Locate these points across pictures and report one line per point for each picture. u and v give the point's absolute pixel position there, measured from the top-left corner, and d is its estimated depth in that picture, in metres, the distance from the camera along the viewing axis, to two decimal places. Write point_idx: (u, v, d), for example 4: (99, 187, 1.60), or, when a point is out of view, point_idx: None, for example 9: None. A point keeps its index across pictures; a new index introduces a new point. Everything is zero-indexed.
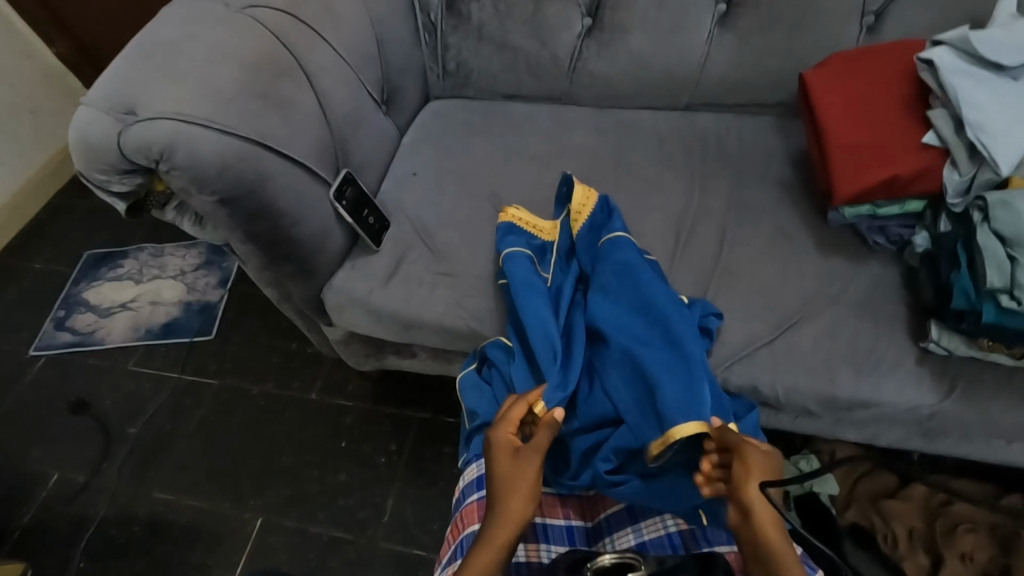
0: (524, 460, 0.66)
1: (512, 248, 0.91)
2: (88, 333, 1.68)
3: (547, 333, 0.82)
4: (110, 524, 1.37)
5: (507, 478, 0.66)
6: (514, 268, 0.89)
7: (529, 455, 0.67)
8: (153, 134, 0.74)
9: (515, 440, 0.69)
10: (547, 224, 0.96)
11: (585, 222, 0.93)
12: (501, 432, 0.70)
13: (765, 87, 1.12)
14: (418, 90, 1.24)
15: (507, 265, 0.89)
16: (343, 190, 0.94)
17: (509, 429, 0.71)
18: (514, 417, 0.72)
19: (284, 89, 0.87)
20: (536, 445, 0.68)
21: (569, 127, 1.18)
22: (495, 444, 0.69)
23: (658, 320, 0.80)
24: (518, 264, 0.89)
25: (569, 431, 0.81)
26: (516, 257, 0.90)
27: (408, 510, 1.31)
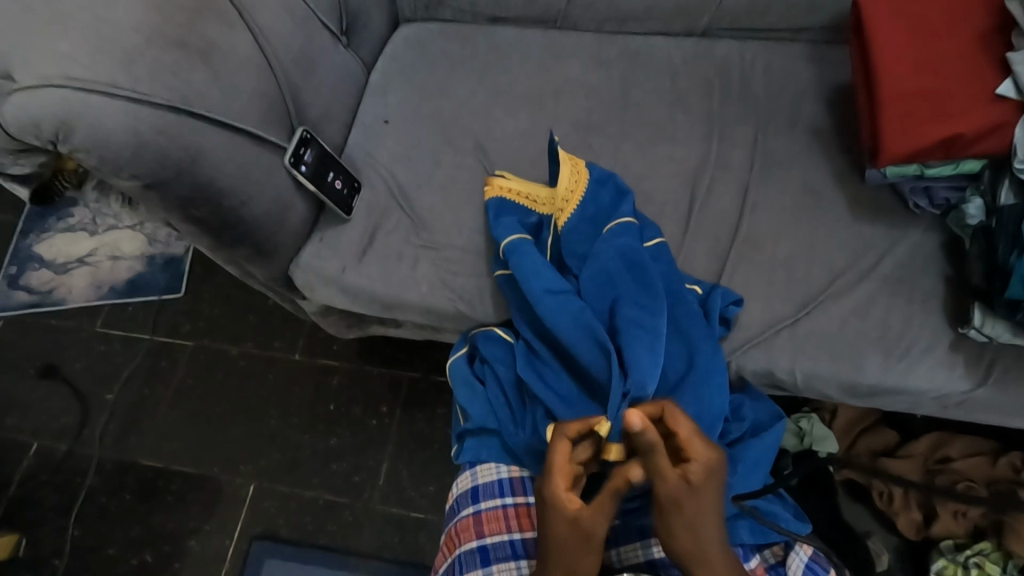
0: (589, 532, 0.58)
1: (514, 236, 0.80)
2: (46, 292, 1.55)
3: (578, 337, 0.74)
4: (100, 491, 1.35)
5: (569, 549, 0.59)
6: (520, 260, 0.78)
7: (592, 531, 0.58)
8: (39, 107, 0.58)
9: (573, 500, 0.59)
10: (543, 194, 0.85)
11: (579, 208, 0.82)
12: (555, 491, 0.59)
13: (799, 8, 0.94)
14: (383, 13, 1.03)
15: (511, 256, 0.78)
16: (301, 153, 0.79)
17: (564, 485, 0.59)
18: (570, 469, 0.60)
19: (209, 31, 0.69)
20: (600, 510, 0.58)
21: (565, 59, 1.00)
22: (549, 504, 0.59)
23: (676, 320, 0.76)
24: (527, 253, 0.78)
25: None
26: (520, 247, 0.79)
27: (403, 473, 1.29)
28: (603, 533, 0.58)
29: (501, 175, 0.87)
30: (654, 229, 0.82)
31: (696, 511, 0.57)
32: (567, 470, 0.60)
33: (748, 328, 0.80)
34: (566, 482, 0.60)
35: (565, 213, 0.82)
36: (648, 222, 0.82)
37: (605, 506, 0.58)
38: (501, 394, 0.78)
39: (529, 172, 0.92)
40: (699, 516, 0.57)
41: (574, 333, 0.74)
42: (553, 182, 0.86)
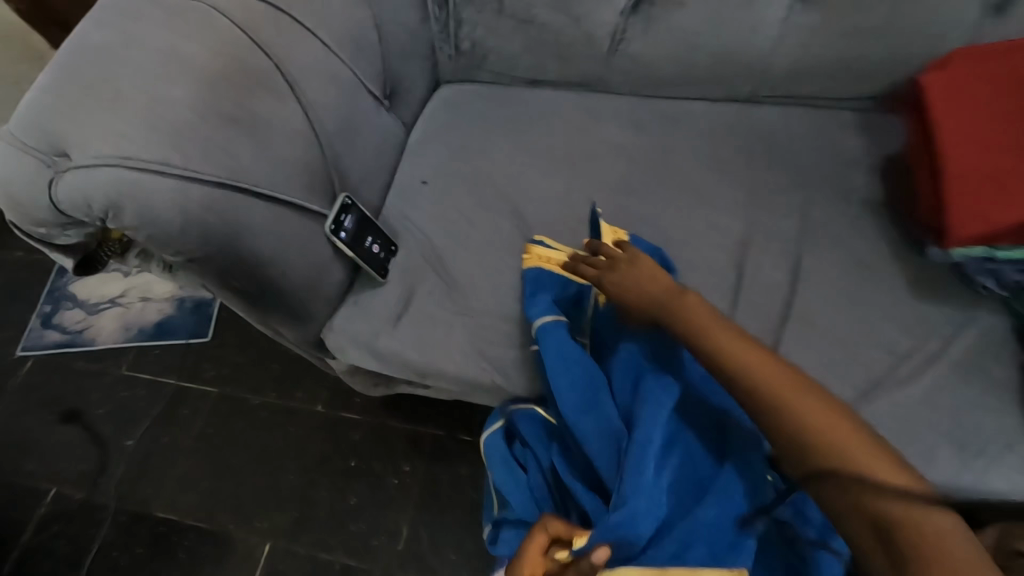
0: None
1: (547, 317, 0.78)
2: (77, 332, 1.57)
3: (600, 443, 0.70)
4: (113, 543, 1.31)
5: None
6: (551, 349, 0.75)
7: None
8: (92, 187, 0.59)
9: None
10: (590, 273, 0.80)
11: None
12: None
13: (849, 77, 0.91)
14: (424, 75, 1.04)
15: (542, 345, 0.76)
16: (341, 220, 0.79)
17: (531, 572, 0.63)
18: (536, 557, 0.63)
19: (258, 104, 0.69)
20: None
21: (605, 123, 0.99)
22: None
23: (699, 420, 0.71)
24: (561, 342, 0.75)
25: None
26: (555, 330, 0.76)
27: (423, 538, 1.23)
28: None
29: (538, 243, 0.86)
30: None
31: (639, 285, 0.75)
32: (539, 561, 0.63)
33: None
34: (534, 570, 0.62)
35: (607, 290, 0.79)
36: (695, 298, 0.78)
37: None
38: (542, 482, 0.75)
39: (568, 238, 0.90)
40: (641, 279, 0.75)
41: (590, 431, 0.71)
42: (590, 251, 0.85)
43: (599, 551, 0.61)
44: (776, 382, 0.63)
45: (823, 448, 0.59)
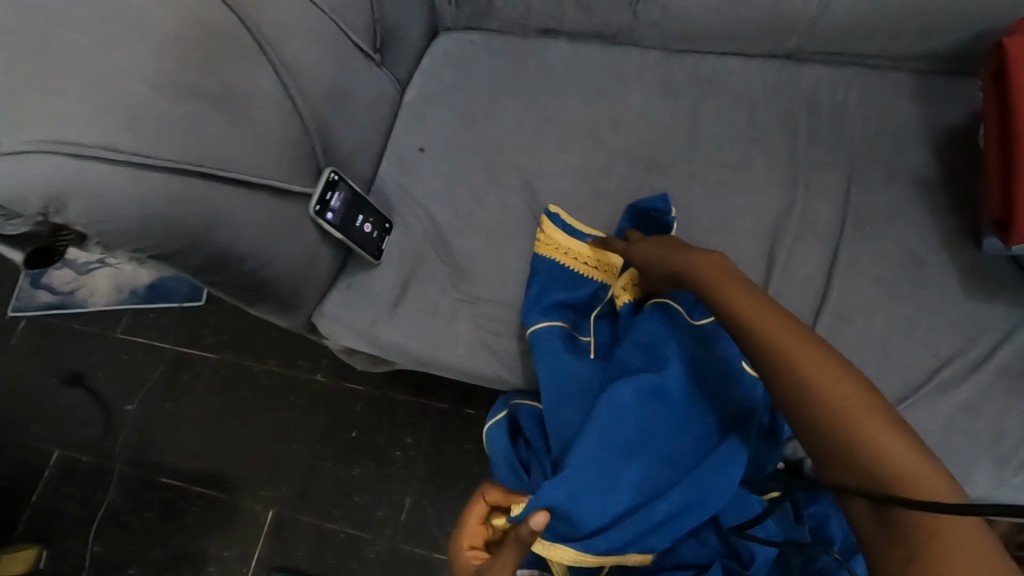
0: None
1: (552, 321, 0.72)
2: (68, 293, 1.51)
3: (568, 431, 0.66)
4: (121, 507, 1.32)
5: None
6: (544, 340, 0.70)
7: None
8: (25, 175, 0.49)
9: None
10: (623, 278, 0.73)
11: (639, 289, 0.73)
12: None
13: (914, 32, 0.79)
14: (422, 23, 0.91)
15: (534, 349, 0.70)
16: (328, 199, 0.70)
17: None
18: None
19: (225, 69, 0.59)
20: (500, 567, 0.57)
21: (628, 83, 0.87)
22: None
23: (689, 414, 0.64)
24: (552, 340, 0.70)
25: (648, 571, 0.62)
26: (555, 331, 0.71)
27: (427, 511, 1.22)
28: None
29: (552, 225, 0.78)
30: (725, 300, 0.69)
31: (653, 257, 0.68)
32: (478, 530, 0.66)
33: None
34: None
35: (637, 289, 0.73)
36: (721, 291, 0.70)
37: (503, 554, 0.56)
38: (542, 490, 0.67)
39: (583, 217, 0.81)
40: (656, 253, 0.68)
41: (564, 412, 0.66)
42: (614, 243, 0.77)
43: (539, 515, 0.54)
44: (776, 328, 0.53)
45: (817, 397, 0.49)
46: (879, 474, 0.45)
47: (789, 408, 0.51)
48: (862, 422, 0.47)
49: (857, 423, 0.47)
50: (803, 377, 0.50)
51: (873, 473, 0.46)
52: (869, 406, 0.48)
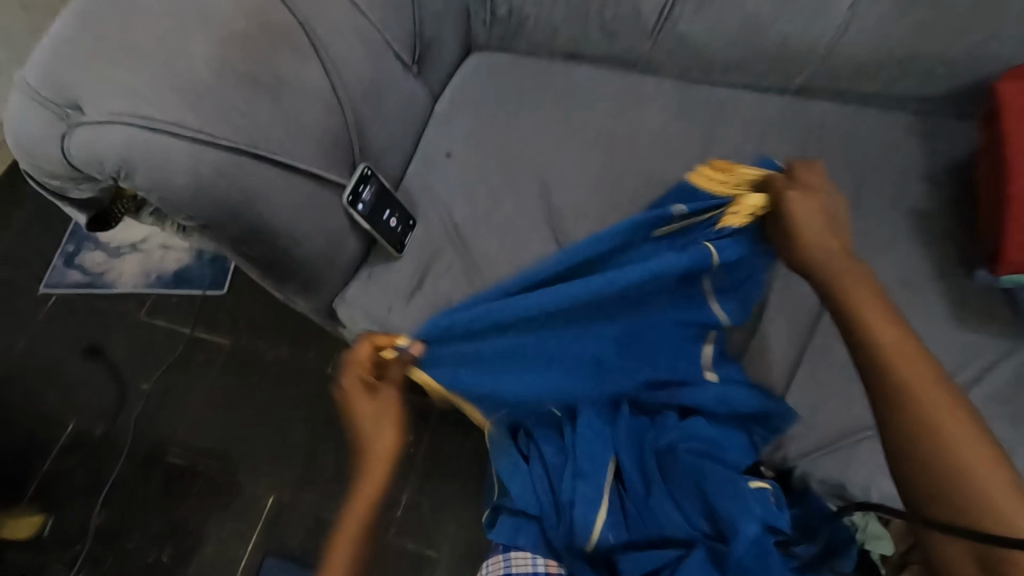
0: (384, 411, 0.61)
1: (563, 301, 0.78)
2: (99, 274, 1.58)
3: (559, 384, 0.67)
4: (126, 480, 1.36)
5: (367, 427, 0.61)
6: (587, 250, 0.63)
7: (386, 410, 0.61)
8: (101, 142, 0.56)
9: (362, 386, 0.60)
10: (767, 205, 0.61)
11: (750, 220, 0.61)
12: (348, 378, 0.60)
13: (916, 74, 0.84)
14: (457, 40, 0.99)
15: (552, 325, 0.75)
16: (361, 191, 0.76)
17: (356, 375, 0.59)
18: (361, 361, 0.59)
19: (282, 65, 0.66)
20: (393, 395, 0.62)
21: (645, 105, 0.93)
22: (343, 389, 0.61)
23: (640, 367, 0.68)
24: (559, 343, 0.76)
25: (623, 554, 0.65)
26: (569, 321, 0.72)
27: (423, 507, 1.25)
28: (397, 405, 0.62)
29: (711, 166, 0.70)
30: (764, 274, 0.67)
31: (803, 222, 0.59)
32: (362, 366, 0.59)
33: (822, 434, 0.73)
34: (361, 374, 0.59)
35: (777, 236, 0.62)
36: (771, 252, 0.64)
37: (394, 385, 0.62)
38: (546, 476, 0.70)
39: (595, 224, 0.86)
40: (806, 217, 0.59)
41: (569, 295, 0.60)
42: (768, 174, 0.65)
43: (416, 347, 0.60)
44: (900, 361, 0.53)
45: (930, 432, 0.50)
46: (973, 510, 0.48)
47: (887, 426, 0.52)
48: (959, 446, 0.49)
49: (951, 444, 0.49)
50: (905, 406, 0.51)
51: (959, 509, 0.48)
52: (974, 439, 0.49)
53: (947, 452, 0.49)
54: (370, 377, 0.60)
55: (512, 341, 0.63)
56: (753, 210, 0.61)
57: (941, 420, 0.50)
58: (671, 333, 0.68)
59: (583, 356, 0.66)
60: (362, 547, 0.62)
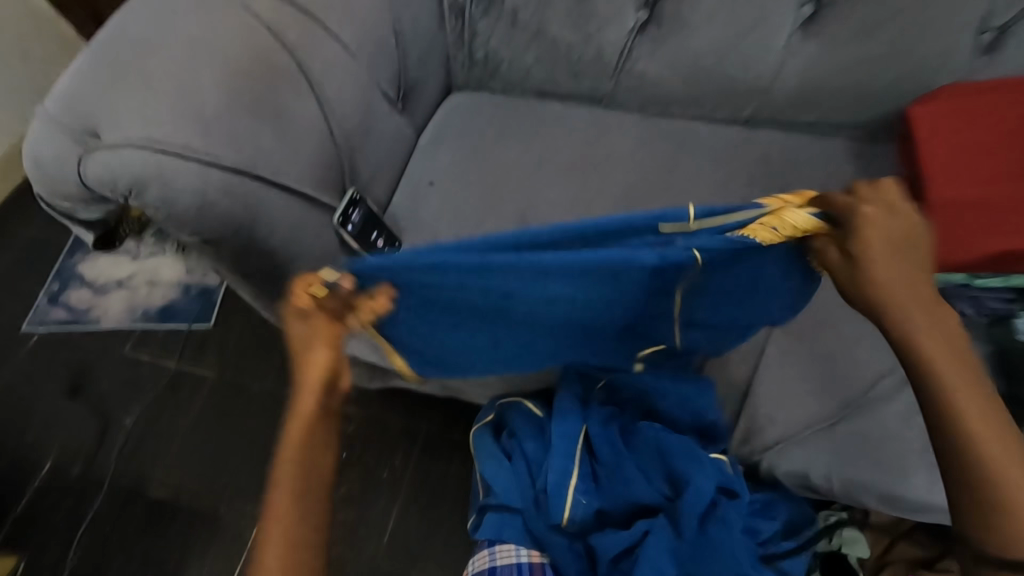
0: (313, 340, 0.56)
1: None
2: (83, 312, 1.58)
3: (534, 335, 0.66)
4: (105, 517, 1.34)
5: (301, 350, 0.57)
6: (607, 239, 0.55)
7: (311, 343, 0.57)
8: (116, 165, 0.63)
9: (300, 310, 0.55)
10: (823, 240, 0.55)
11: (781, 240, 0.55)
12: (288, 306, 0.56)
13: (848, 104, 0.95)
14: (438, 81, 1.08)
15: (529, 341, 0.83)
16: (350, 214, 0.81)
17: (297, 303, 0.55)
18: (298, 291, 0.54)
19: (279, 97, 0.73)
20: (321, 334, 0.56)
21: (612, 136, 1.02)
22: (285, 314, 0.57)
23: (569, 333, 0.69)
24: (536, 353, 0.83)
25: (597, 536, 0.69)
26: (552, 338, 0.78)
27: (409, 532, 1.24)
28: (335, 336, 0.57)
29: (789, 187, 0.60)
30: (743, 288, 0.63)
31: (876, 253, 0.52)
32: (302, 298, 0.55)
33: (787, 429, 0.77)
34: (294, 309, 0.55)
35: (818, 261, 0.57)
36: (773, 262, 0.59)
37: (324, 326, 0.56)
38: (528, 470, 0.76)
39: None
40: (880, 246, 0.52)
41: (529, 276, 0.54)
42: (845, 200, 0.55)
43: (345, 280, 0.55)
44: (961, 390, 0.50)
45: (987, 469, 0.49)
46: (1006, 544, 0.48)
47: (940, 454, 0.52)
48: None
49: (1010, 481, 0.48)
50: (959, 444, 0.50)
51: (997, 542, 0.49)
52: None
53: (999, 478, 0.48)
54: (305, 305, 0.56)
55: (456, 292, 0.58)
56: (785, 226, 0.54)
57: (981, 433, 0.49)
58: (628, 309, 0.64)
59: (529, 313, 0.62)
60: (310, 472, 0.57)
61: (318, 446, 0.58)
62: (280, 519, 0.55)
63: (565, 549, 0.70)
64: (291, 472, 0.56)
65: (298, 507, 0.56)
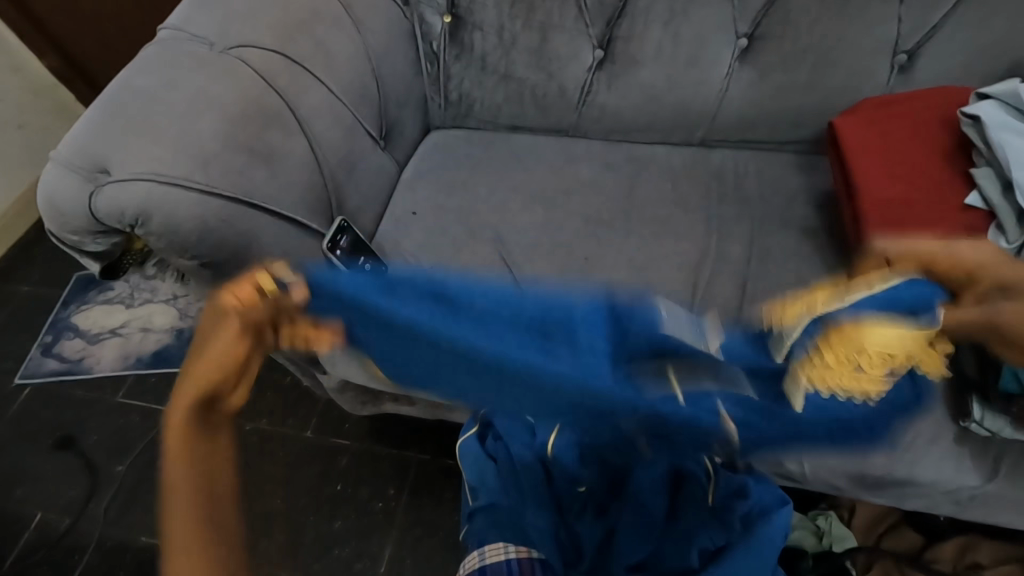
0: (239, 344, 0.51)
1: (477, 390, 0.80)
2: (76, 361, 1.60)
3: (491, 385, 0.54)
4: (96, 569, 1.32)
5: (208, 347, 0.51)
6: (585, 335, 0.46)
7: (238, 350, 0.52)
8: (125, 198, 0.71)
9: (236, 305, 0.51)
10: (888, 339, 0.48)
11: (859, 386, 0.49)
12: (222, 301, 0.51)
13: (787, 124, 1.05)
14: (417, 122, 1.17)
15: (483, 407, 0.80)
16: (338, 240, 0.87)
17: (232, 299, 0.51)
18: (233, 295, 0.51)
19: (271, 137, 0.82)
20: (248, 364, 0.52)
21: (579, 163, 1.11)
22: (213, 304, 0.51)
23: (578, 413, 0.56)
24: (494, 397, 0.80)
25: (575, 522, 0.76)
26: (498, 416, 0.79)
27: (406, 562, 1.24)
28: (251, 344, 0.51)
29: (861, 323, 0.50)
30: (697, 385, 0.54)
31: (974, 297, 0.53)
32: (248, 300, 0.52)
33: None
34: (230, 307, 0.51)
35: (835, 354, 0.49)
36: (852, 372, 0.49)
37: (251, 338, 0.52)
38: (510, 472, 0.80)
39: (544, 260, 0.99)
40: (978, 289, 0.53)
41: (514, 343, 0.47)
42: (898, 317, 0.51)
43: (302, 289, 0.52)
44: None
45: None
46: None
47: None
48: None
49: None
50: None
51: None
52: None
53: None
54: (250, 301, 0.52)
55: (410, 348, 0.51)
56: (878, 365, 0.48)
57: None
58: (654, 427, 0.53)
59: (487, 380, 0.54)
60: (206, 491, 0.49)
61: (212, 459, 0.50)
62: (181, 541, 0.46)
63: (551, 543, 0.75)
64: (196, 480, 0.48)
65: (206, 526, 0.48)
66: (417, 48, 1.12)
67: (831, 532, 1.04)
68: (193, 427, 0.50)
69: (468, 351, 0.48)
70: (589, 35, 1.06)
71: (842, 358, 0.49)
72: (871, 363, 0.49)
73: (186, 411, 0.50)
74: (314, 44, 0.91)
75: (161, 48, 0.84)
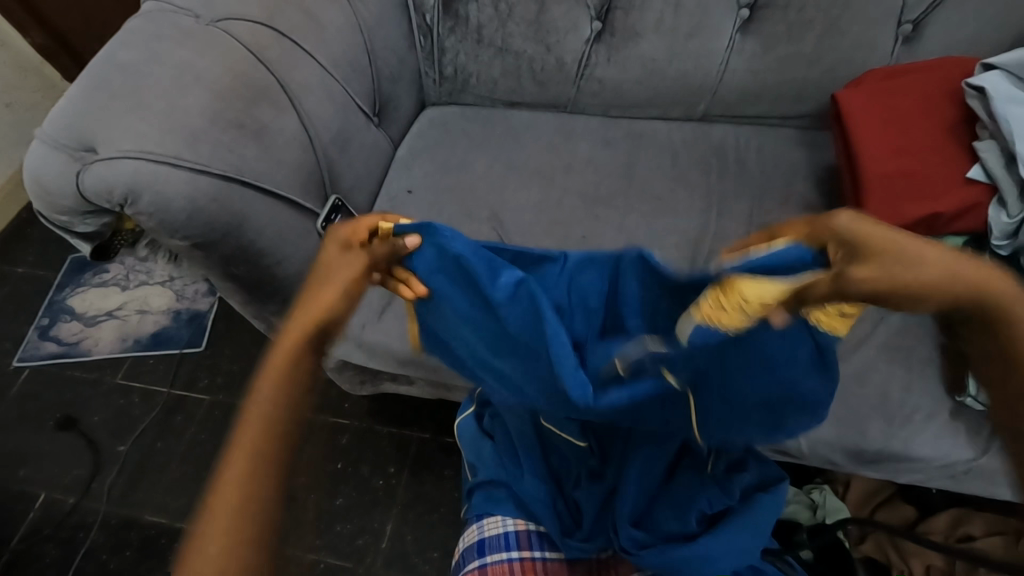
0: (349, 259, 0.57)
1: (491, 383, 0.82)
2: (74, 343, 1.59)
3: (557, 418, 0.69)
4: (102, 546, 1.34)
5: (326, 272, 0.57)
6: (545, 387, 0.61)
7: (338, 272, 0.57)
8: (114, 176, 0.69)
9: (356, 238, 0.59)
10: (756, 292, 0.43)
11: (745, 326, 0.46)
12: (343, 229, 0.59)
13: (789, 97, 1.03)
14: (411, 97, 1.14)
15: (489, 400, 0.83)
16: (332, 220, 0.88)
17: (353, 231, 0.59)
18: (365, 222, 0.60)
19: (261, 113, 0.80)
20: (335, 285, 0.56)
21: (577, 139, 1.09)
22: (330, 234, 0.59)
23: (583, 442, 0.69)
24: None
25: (573, 488, 0.74)
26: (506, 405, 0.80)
27: (407, 537, 1.26)
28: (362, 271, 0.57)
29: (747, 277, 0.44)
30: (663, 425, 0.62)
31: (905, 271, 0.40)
32: (363, 226, 0.60)
33: None
34: (352, 235, 0.59)
35: (721, 307, 0.46)
36: (798, 353, 0.49)
37: (355, 261, 0.57)
38: (506, 446, 0.79)
39: (541, 238, 0.98)
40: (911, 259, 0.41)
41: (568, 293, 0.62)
42: (794, 257, 0.43)
43: (413, 237, 0.60)
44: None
45: None
46: None
47: None
48: None
49: None
50: None
51: None
52: None
53: None
54: (361, 240, 0.59)
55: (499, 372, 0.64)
56: (747, 304, 0.44)
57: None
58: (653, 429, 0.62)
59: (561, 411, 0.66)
60: (277, 447, 0.50)
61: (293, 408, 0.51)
62: (224, 508, 0.46)
63: (549, 511, 0.74)
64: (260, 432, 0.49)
65: (261, 481, 0.48)
66: (410, 21, 1.09)
67: (828, 506, 1.06)
68: (295, 359, 0.52)
69: (534, 370, 0.60)
70: (587, 5, 1.03)
71: (725, 311, 0.46)
72: (750, 311, 0.44)
73: (297, 340, 0.53)
74: (303, 17, 0.89)
75: (146, 20, 0.81)
